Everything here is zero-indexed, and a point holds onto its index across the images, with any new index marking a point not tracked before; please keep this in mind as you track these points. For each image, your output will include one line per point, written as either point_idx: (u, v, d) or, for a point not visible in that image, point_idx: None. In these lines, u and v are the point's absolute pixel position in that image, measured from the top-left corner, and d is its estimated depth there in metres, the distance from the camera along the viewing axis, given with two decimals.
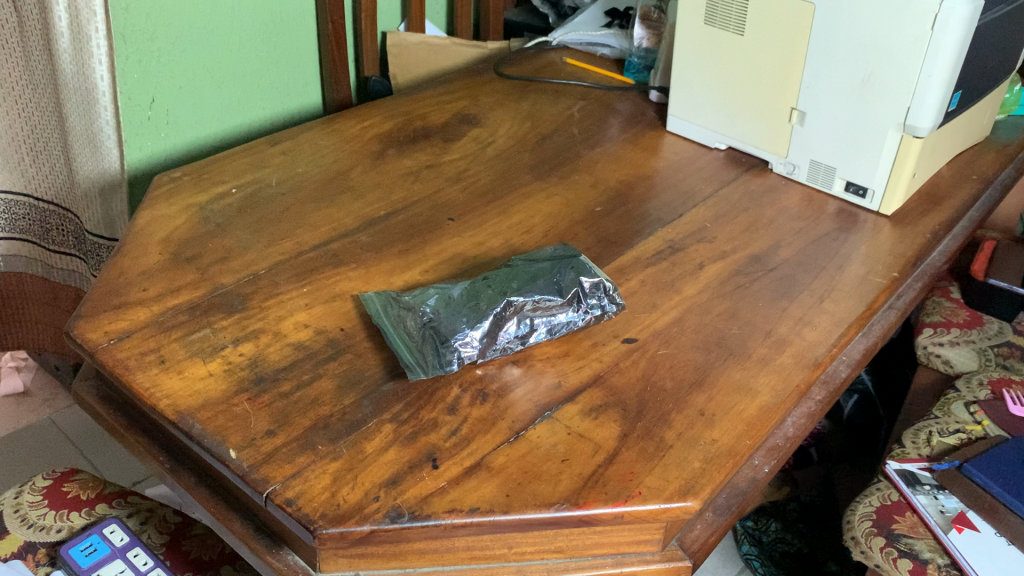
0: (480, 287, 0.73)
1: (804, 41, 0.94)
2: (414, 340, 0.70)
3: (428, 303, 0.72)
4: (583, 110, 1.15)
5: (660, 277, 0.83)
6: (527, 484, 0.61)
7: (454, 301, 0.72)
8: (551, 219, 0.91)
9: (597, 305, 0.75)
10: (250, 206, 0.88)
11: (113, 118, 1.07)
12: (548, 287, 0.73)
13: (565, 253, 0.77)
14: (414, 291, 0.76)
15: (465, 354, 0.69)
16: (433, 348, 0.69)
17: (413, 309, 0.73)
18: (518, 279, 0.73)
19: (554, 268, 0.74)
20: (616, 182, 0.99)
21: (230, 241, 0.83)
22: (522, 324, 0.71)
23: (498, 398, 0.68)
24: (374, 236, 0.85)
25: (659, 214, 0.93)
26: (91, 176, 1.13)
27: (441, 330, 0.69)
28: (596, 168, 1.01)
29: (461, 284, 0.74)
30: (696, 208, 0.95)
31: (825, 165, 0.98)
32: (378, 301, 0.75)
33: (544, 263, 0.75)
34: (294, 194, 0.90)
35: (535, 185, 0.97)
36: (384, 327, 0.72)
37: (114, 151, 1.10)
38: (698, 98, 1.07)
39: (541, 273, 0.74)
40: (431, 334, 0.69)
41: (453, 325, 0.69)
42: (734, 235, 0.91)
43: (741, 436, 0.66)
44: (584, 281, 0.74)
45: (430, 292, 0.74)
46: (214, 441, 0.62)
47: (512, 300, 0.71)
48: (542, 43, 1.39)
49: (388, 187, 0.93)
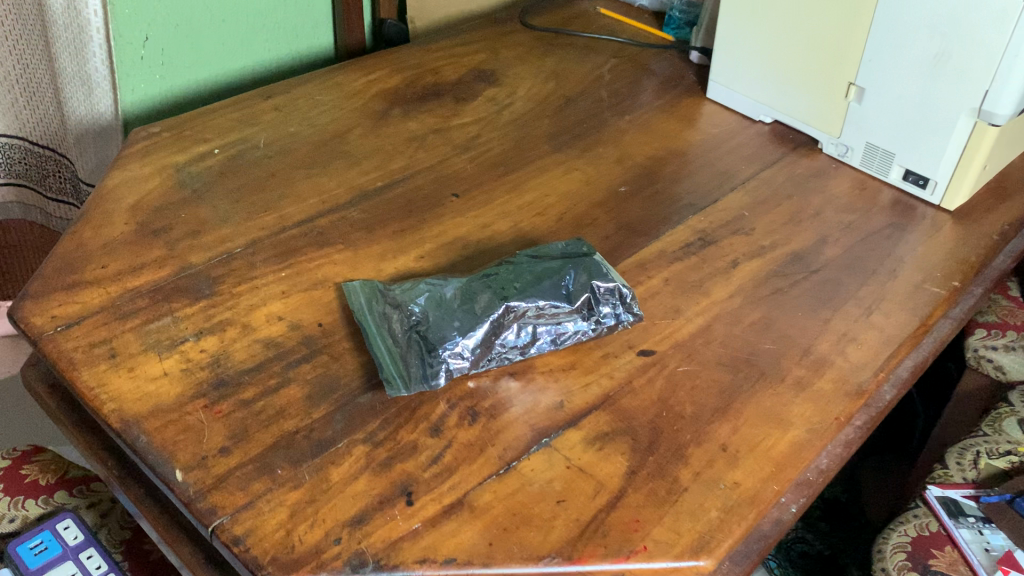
0: (477, 285, 0.63)
1: (870, 7, 0.82)
2: (397, 348, 0.61)
3: (416, 300, 0.63)
4: (615, 69, 1.04)
5: (686, 276, 0.73)
6: (511, 527, 0.52)
7: (445, 300, 0.62)
8: (567, 200, 0.81)
9: (611, 314, 0.63)
10: (232, 170, 0.79)
11: (105, 58, 0.98)
12: (555, 291, 0.62)
13: (583, 248, 0.67)
14: (404, 283, 0.66)
15: (454, 366, 0.60)
16: (418, 360, 0.60)
17: (400, 307, 0.64)
18: (521, 277, 0.63)
19: (564, 267, 0.63)
20: (644, 158, 0.88)
21: (206, 210, 0.74)
22: (521, 333, 0.62)
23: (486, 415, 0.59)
24: (366, 213, 0.76)
25: (691, 198, 0.83)
26: (84, 120, 1.04)
27: (428, 338, 0.60)
28: (624, 140, 0.91)
29: (457, 279, 0.65)
30: (733, 193, 0.84)
31: (882, 150, 0.87)
32: (364, 293, 0.67)
33: (556, 260, 0.65)
34: (283, 158, 0.81)
35: (553, 158, 0.86)
36: (366, 327, 0.64)
37: (106, 94, 1.01)
38: (743, 65, 0.96)
39: (549, 272, 0.63)
40: (415, 343, 0.61)
41: (442, 333, 0.60)
42: (775, 227, 0.80)
43: (768, 480, 0.57)
44: (599, 286, 0.63)
45: (421, 286, 0.64)
46: (160, 459, 0.54)
47: (512, 305, 0.61)
48: None
49: (389, 154, 0.84)
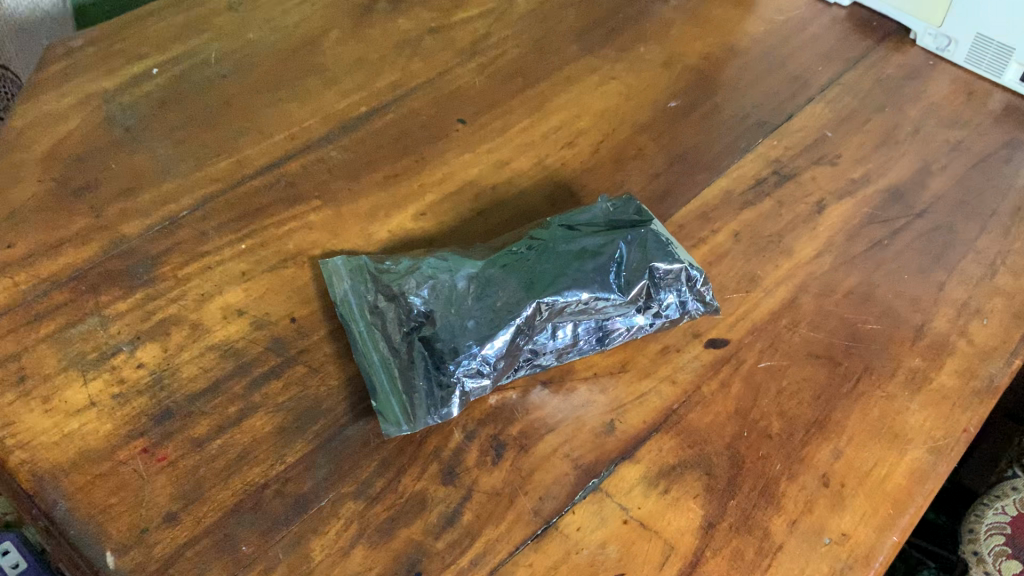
0: (497, 269, 0.47)
1: None
2: (395, 360, 0.46)
3: (415, 290, 0.48)
4: None
5: (759, 229, 0.58)
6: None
7: (456, 291, 0.47)
8: (603, 124, 0.64)
9: (673, 303, 0.48)
10: (175, 97, 0.61)
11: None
12: (603, 279, 0.46)
13: (635, 211, 0.50)
14: (399, 262, 0.51)
15: (471, 388, 0.45)
16: (422, 379, 0.45)
17: (396, 299, 0.48)
18: (556, 257, 0.47)
19: (613, 243, 0.48)
20: (696, 61, 0.70)
21: (143, 158, 0.57)
22: (557, 335, 0.47)
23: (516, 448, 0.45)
24: (348, 152, 0.59)
25: (758, 116, 0.66)
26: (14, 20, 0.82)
27: (436, 348, 0.45)
28: (669, 35, 0.72)
29: (468, 257, 0.49)
30: (810, 106, 0.67)
31: (997, 44, 0.69)
32: (347, 274, 0.51)
33: (601, 231, 0.49)
34: (241, 77, 0.64)
35: (583, 64, 0.69)
36: (351, 326, 0.49)
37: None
38: None
39: (592, 250, 0.47)
40: (418, 355, 0.46)
41: (453, 341, 0.45)
42: (865, 154, 0.64)
43: (885, 529, 0.44)
44: (660, 268, 0.47)
45: (421, 270, 0.49)
46: (85, 535, 0.41)
47: (546, 300, 0.46)
48: None
49: (376, 67, 0.66)
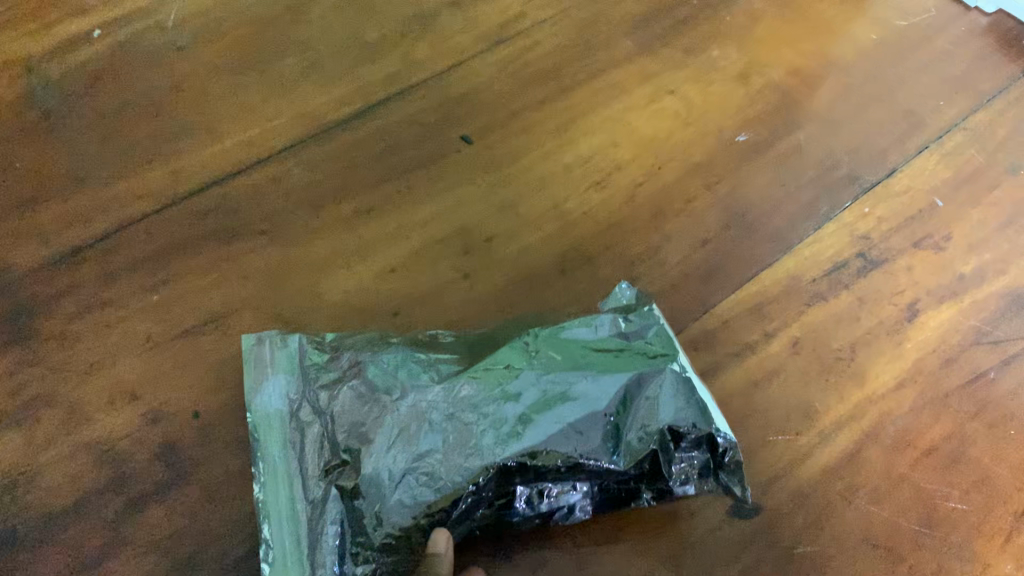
0: (455, 400, 0.35)
1: None
2: (308, 509, 0.35)
3: (347, 410, 0.36)
4: None
5: (826, 339, 0.44)
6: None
7: (396, 426, 0.35)
8: (647, 158, 0.50)
9: (688, 472, 0.36)
10: (112, 72, 0.49)
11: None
12: (596, 439, 0.34)
13: (657, 338, 0.38)
14: (338, 355, 0.39)
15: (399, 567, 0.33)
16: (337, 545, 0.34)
17: (323, 417, 0.37)
18: (539, 395, 0.35)
19: (620, 387, 0.35)
20: (783, 75, 0.55)
21: (57, 156, 0.46)
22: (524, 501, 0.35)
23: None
24: (314, 172, 0.47)
25: (851, 167, 0.51)
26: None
27: (358, 507, 0.34)
28: (754, 33, 0.56)
29: (424, 369, 0.37)
30: (922, 159, 0.52)
31: None
32: (272, 361, 0.39)
33: (605, 364, 0.36)
34: (200, 50, 0.50)
35: (635, 67, 0.54)
36: (262, 441, 0.37)
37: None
38: None
39: (590, 395, 0.35)
40: (335, 510, 0.35)
41: (379, 503, 0.33)
42: (985, 237, 0.49)
43: None
44: (680, 429, 0.35)
45: (362, 381, 0.37)
46: None
47: (512, 463, 0.33)
48: None
49: (370, 49, 0.52)
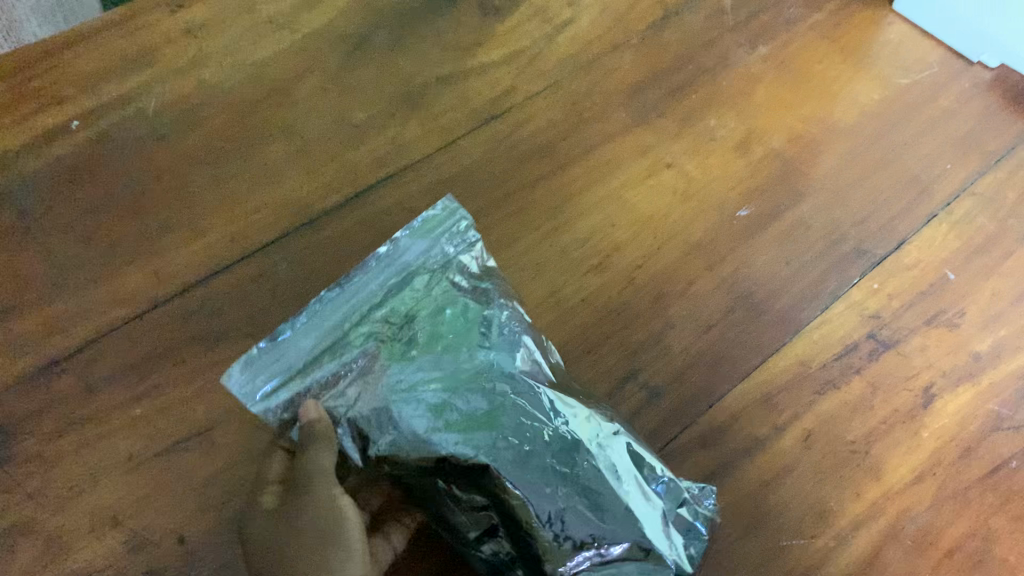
0: (531, 411, 0.34)
1: None
2: (332, 329, 0.37)
3: (444, 315, 0.37)
4: None
5: (839, 431, 0.43)
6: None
7: (461, 363, 0.36)
8: (647, 238, 0.48)
9: None
10: (90, 166, 0.47)
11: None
12: (556, 531, 0.32)
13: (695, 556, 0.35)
14: (486, 290, 0.39)
15: (304, 476, 0.35)
16: (313, 385, 0.37)
17: (427, 298, 0.38)
18: (580, 465, 0.33)
19: (614, 526, 0.33)
20: (783, 143, 0.53)
21: (34, 260, 0.44)
22: (457, 504, 0.35)
23: (313, 522, 0.34)
24: (301, 268, 0.45)
25: (859, 241, 0.49)
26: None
27: (358, 385, 0.36)
28: (753, 98, 0.55)
29: (534, 365, 0.37)
30: (931, 228, 0.50)
31: None
32: (450, 219, 0.41)
33: (631, 500, 0.33)
34: (181, 139, 0.49)
35: (632, 140, 0.52)
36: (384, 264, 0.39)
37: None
38: None
39: (596, 509, 0.33)
40: (344, 366, 0.37)
41: (371, 395, 0.36)
42: (1000, 311, 0.47)
43: None
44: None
45: (484, 318, 0.37)
46: None
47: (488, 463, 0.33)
48: None
49: (358, 131, 0.50)
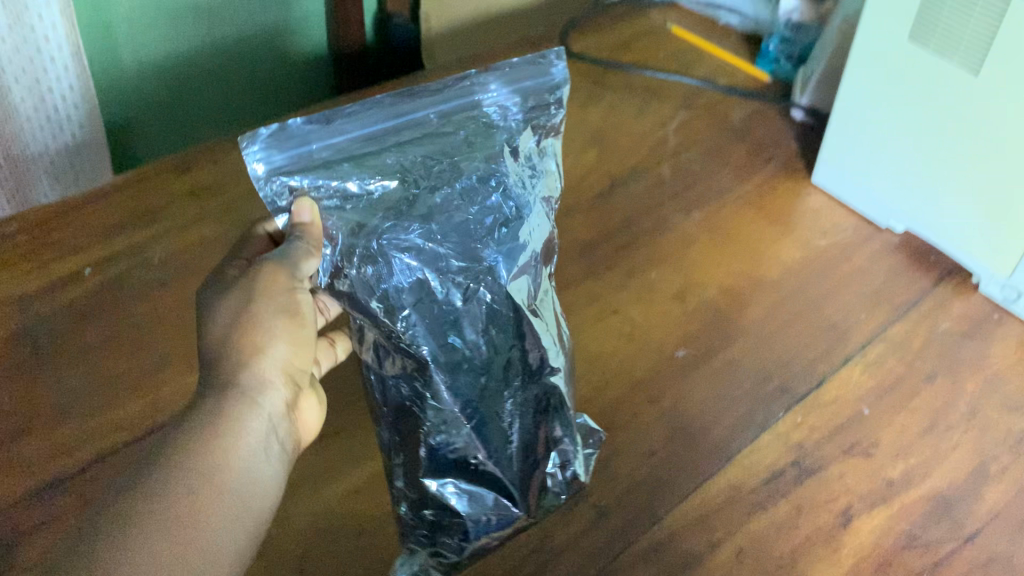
0: (495, 305, 0.45)
1: None
2: (367, 142, 0.47)
3: (465, 183, 0.46)
4: (685, 126, 0.73)
5: (768, 547, 0.47)
6: (118, 561, 0.31)
7: (458, 232, 0.45)
8: (596, 375, 0.54)
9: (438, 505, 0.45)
10: (103, 307, 0.53)
11: (72, 60, 0.66)
12: (475, 437, 0.45)
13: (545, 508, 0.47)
14: (533, 166, 0.48)
15: (292, 252, 0.42)
16: (346, 164, 0.45)
17: (482, 134, 0.48)
18: (508, 373, 0.46)
19: (516, 453, 0.46)
20: (715, 295, 0.60)
21: (46, 387, 0.49)
22: (404, 373, 0.45)
23: (274, 290, 0.41)
24: None
25: (784, 379, 0.55)
26: (54, 166, 0.71)
27: (365, 187, 0.45)
28: (688, 258, 0.63)
29: (529, 268, 0.46)
30: (847, 369, 0.56)
31: None
32: (525, 96, 0.50)
33: (534, 439, 0.47)
34: (183, 285, 0.55)
35: (582, 292, 0.59)
36: (475, 100, 0.50)
37: (75, 112, 0.69)
38: (873, 151, 0.64)
39: (498, 425, 0.46)
40: (361, 183, 0.45)
41: (371, 227, 0.44)
42: (910, 441, 0.53)
43: None
44: (447, 494, 0.45)
45: (514, 199, 0.46)
46: None
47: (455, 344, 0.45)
48: None
49: None
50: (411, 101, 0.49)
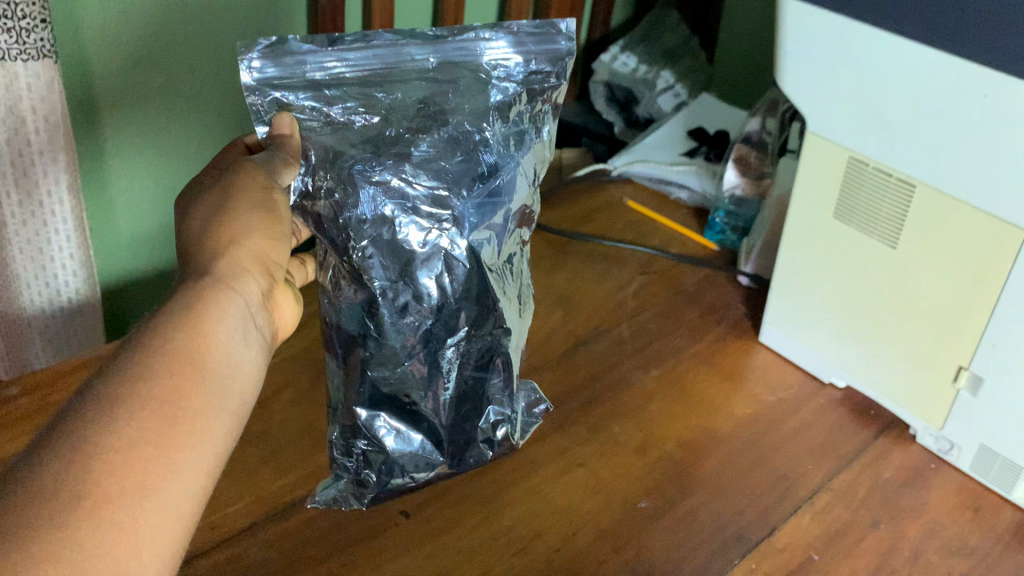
0: (457, 258, 0.51)
1: (995, 285, 0.57)
2: (367, 62, 0.51)
3: (448, 144, 0.52)
4: (643, 290, 0.80)
5: None
6: (108, 434, 0.33)
7: (431, 182, 0.50)
8: (563, 524, 0.58)
9: (373, 448, 0.54)
10: None
11: (75, 231, 0.71)
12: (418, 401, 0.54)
13: (468, 460, 0.58)
14: (520, 129, 0.54)
15: (274, 160, 0.48)
16: (331, 91, 0.50)
17: (474, 91, 0.53)
18: (456, 323, 0.52)
19: (452, 414, 0.55)
20: (674, 447, 0.65)
21: None
22: (371, 317, 0.51)
23: (255, 198, 0.46)
24: (271, 552, 0.55)
25: (739, 526, 0.59)
26: (48, 329, 0.73)
27: (347, 116, 0.51)
28: (647, 412, 0.68)
29: (495, 230, 0.53)
30: (797, 517, 0.60)
31: (1001, 459, 0.62)
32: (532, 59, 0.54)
33: (469, 398, 0.55)
34: None
35: (549, 446, 0.64)
36: (477, 59, 0.53)
37: (74, 279, 0.72)
38: (811, 315, 0.71)
39: (442, 386, 0.54)
40: (347, 69, 0.51)
41: (348, 157, 0.49)
42: None
43: None
44: (378, 427, 0.53)
45: (488, 165, 0.52)
46: None
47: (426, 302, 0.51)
48: (596, 171, 0.96)
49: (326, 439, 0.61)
50: (412, 44, 0.52)
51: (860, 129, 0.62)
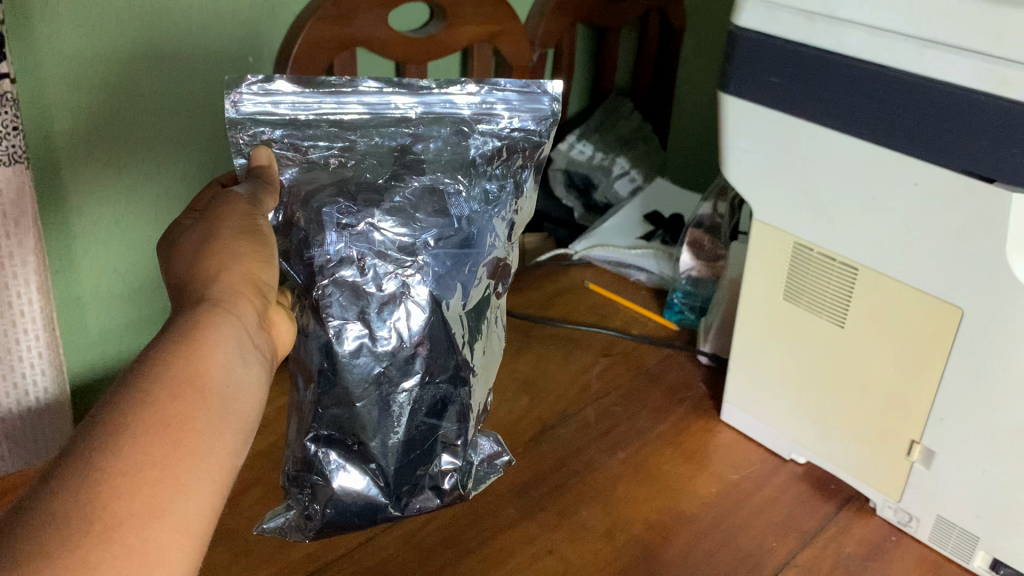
0: (417, 305, 0.54)
1: (936, 367, 0.60)
2: (350, 110, 0.56)
3: (418, 192, 0.55)
4: (606, 372, 0.82)
5: None
6: (115, 457, 0.34)
7: (397, 229, 0.54)
8: None
9: (319, 481, 0.57)
10: None
11: (45, 337, 0.69)
12: (362, 446, 0.56)
13: (414, 507, 0.60)
14: (502, 182, 0.58)
15: (258, 193, 0.50)
16: (311, 130, 0.55)
17: (453, 143, 0.58)
18: (411, 368, 0.55)
19: (397, 461, 0.57)
20: (642, 530, 0.66)
21: None
22: (326, 357, 0.54)
23: (236, 213, 0.48)
24: None
25: None
26: (16, 431, 0.71)
27: (324, 159, 0.55)
28: (615, 494, 0.69)
29: (461, 280, 0.56)
30: None
31: (958, 528, 0.63)
32: (520, 119, 0.58)
33: (415, 447, 0.58)
34: None
35: (519, 533, 0.65)
36: (460, 113, 0.58)
37: (43, 378, 0.70)
38: (768, 396, 0.73)
39: (390, 432, 0.56)
40: (333, 110, 0.56)
41: (319, 197, 0.54)
42: None
43: None
44: (328, 463, 0.56)
45: (458, 211, 0.56)
46: None
47: (383, 346, 0.54)
48: (558, 257, 0.99)
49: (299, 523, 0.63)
50: (397, 95, 0.57)
51: (802, 215, 0.65)
